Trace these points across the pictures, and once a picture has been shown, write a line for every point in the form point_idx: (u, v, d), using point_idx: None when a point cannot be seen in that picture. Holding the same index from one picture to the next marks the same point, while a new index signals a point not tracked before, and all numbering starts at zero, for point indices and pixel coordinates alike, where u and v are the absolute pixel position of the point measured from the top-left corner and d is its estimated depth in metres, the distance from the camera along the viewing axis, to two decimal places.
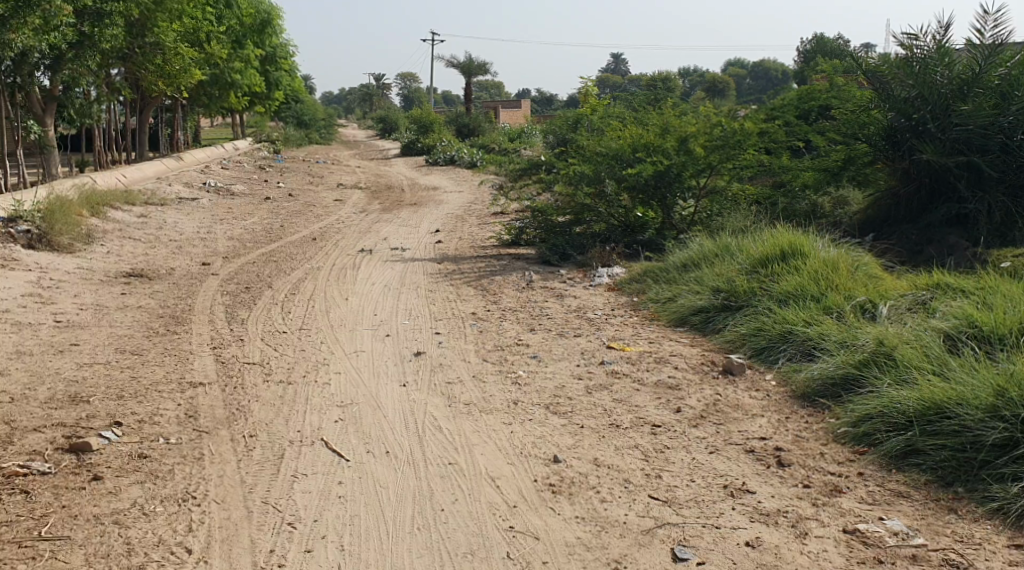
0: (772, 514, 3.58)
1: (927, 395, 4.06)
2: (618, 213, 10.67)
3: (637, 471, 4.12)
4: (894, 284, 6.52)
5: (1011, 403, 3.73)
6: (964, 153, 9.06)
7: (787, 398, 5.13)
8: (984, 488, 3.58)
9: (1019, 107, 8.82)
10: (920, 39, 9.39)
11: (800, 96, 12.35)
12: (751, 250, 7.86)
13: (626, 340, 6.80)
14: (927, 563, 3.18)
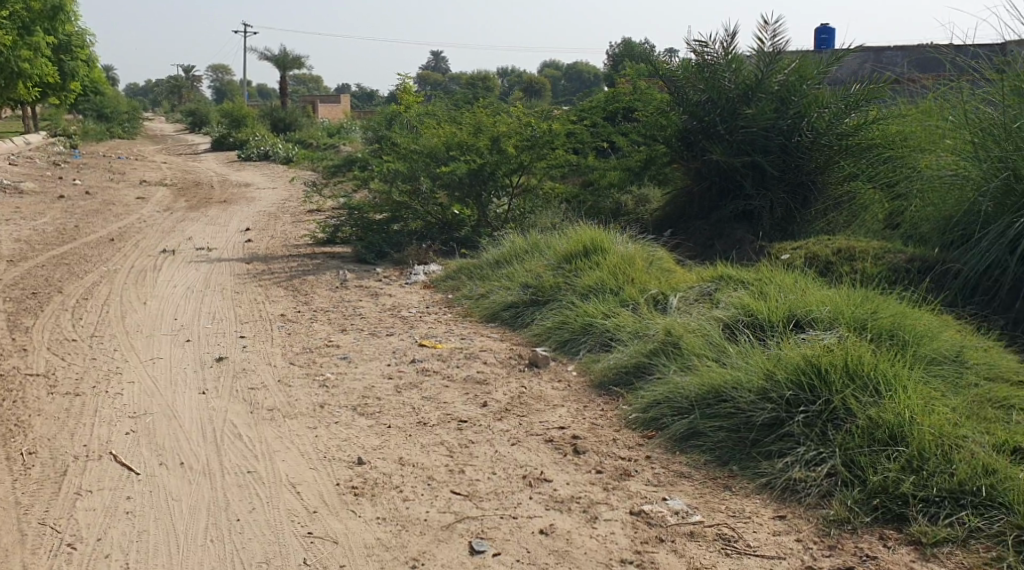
0: (566, 501, 3.73)
1: (707, 379, 4.40)
2: (435, 212, 10.63)
3: (441, 467, 4.15)
4: (685, 277, 6.94)
5: (778, 385, 4.09)
6: (749, 154, 9.67)
7: (585, 388, 5.35)
8: (755, 464, 3.89)
9: (795, 112, 9.49)
10: (710, 46, 10.00)
11: (605, 98, 12.77)
12: (558, 246, 8.10)
13: (437, 337, 6.84)
14: (702, 538, 3.41)
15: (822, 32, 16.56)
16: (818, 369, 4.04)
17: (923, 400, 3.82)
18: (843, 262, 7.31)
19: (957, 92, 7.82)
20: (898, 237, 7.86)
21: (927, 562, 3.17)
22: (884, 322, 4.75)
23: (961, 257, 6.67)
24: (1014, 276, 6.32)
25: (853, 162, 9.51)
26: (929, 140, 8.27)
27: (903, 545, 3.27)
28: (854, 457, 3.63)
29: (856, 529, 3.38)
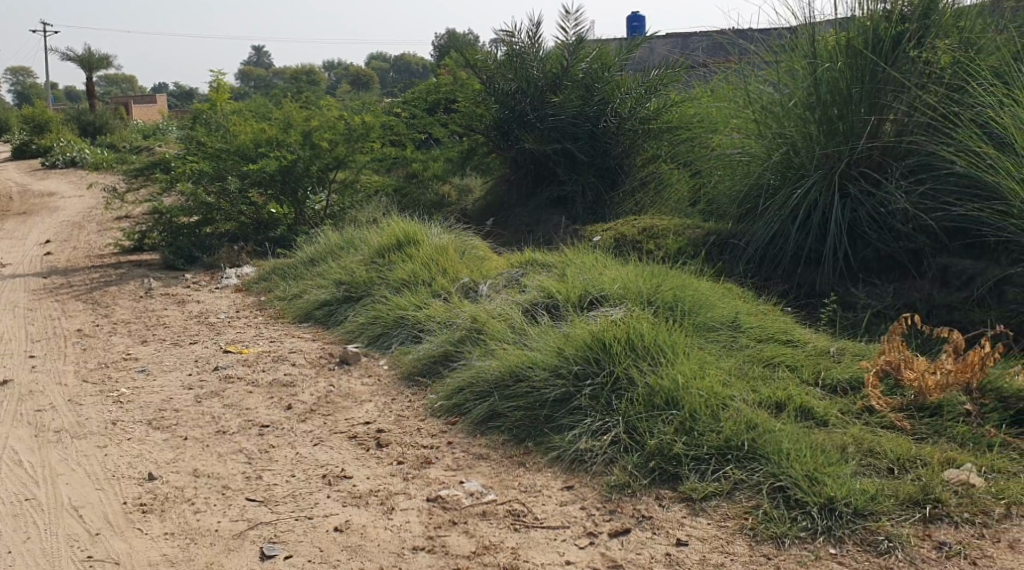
0: (364, 496, 3.75)
1: (504, 361, 4.51)
2: (247, 212, 10.26)
3: (238, 475, 4.05)
4: (496, 264, 7.04)
5: (568, 361, 4.26)
6: (558, 140, 9.91)
7: (394, 380, 5.35)
8: (547, 440, 4.04)
9: (600, 99, 9.80)
10: (517, 36, 10.04)
11: (427, 89, 12.73)
12: (372, 241, 7.99)
13: (245, 342, 6.63)
14: (494, 516, 3.52)
15: (633, 20, 17.13)
16: (604, 343, 4.24)
17: (696, 365, 4.11)
18: (646, 241, 7.65)
19: (740, 74, 8.29)
20: (696, 214, 8.29)
21: (697, 516, 3.39)
22: (666, 294, 5.03)
23: (748, 229, 7.13)
24: (794, 244, 6.77)
25: (656, 144, 9.85)
26: (717, 120, 8.72)
27: (677, 503, 3.49)
28: (635, 424, 3.85)
29: (635, 492, 3.57)
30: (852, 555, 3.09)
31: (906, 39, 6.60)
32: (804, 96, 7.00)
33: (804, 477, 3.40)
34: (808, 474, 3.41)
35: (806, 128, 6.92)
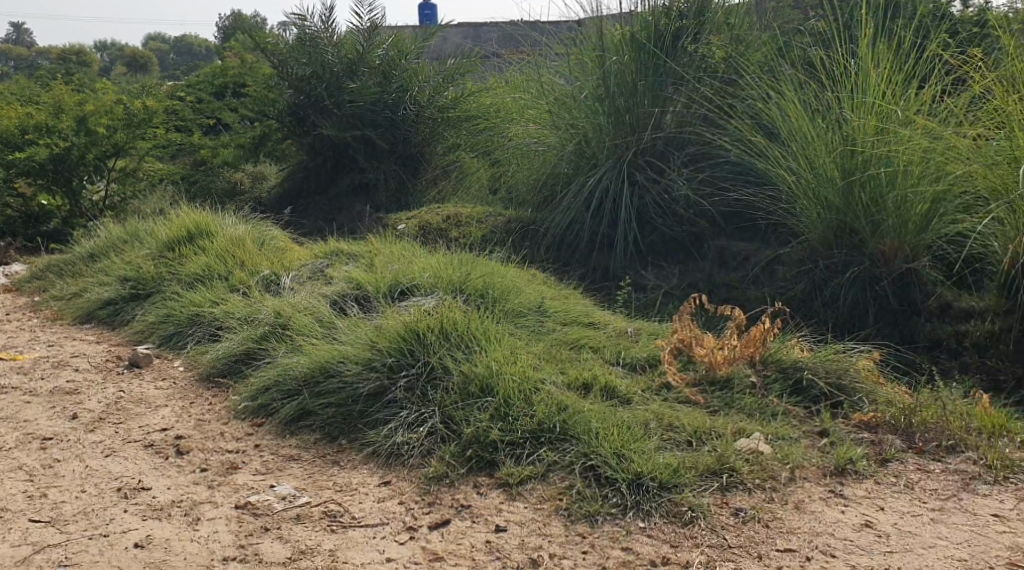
0: (166, 508, 3.53)
1: (313, 357, 4.38)
2: (15, 204, 9.35)
3: (19, 495, 3.69)
4: (297, 255, 6.81)
5: (381, 354, 4.21)
6: (357, 127, 9.71)
7: (193, 381, 5.06)
8: (362, 436, 3.98)
9: (397, 87, 9.71)
10: (309, 20, 9.72)
11: (213, 73, 12.07)
12: (160, 233, 7.49)
13: (17, 348, 6.04)
14: (309, 519, 3.42)
15: (424, 7, 17.08)
16: (417, 334, 4.23)
17: (507, 351, 4.19)
18: (450, 230, 7.69)
19: (534, 65, 8.46)
20: (497, 203, 8.41)
21: (513, 501, 3.44)
22: (475, 282, 5.08)
23: (548, 216, 7.32)
24: (591, 230, 7.03)
25: (455, 132, 9.90)
26: (513, 110, 8.86)
27: (493, 490, 3.53)
28: (450, 414, 3.87)
29: (453, 482, 3.59)
30: (659, 528, 3.25)
31: (684, 35, 7.04)
32: (594, 88, 7.25)
33: (613, 455, 3.53)
34: (616, 452, 3.55)
35: (597, 119, 7.17)
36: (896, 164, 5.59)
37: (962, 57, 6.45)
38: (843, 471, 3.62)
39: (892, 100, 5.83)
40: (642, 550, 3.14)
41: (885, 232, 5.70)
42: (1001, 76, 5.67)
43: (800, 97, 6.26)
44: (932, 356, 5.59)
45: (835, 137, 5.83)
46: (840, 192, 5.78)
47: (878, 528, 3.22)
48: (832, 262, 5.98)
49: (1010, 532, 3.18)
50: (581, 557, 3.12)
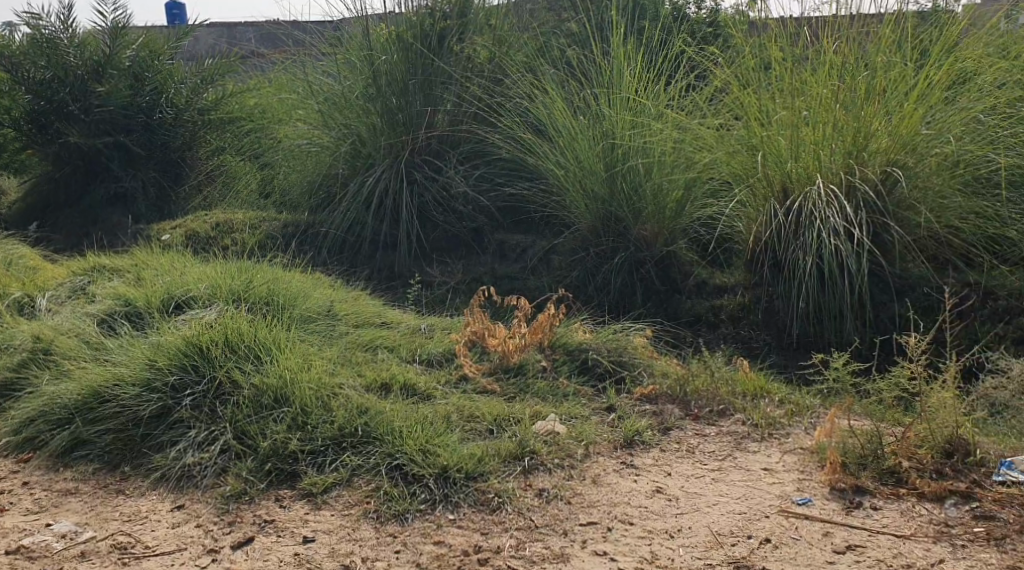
0: None
1: (83, 382, 4.05)
2: None
3: None
4: (53, 274, 6.27)
5: (161, 373, 3.98)
6: (109, 133, 9.03)
7: None
8: (148, 461, 3.75)
9: (152, 89, 9.14)
10: (45, 19, 8.93)
11: None
12: None
13: None
14: (96, 555, 3.19)
15: (171, 7, 16.19)
16: (200, 348, 4.03)
17: (300, 359, 4.10)
18: (222, 237, 7.37)
19: (298, 65, 8.29)
20: (269, 206, 8.14)
21: (319, 510, 3.38)
22: (259, 290, 4.91)
23: (327, 218, 7.20)
24: (372, 230, 7.00)
25: (218, 136, 9.51)
26: (281, 112, 8.61)
27: (297, 500, 3.45)
28: (243, 428, 3.73)
29: (253, 498, 3.46)
30: (468, 517, 3.31)
31: (450, 35, 7.18)
32: (363, 87, 7.20)
33: (418, 452, 3.56)
34: (421, 448, 3.58)
35: (370, 119, 7.13)
36: (652, 153, 6.05)
37: (702, 55, 7.02)
38: (632, 443, 3.84)
39: (644, 95, 6.29)
40: (453, 541, 3.18)
41: (646, 218, 6.15)
42: (737, 72, 6.25)
43: (563, 94, 6.59)
44: (695, 329, 6.04)
45: (596, 131, 6.21)
46: (604, 182, 6.17)
47: (668, 493, 3.44)
48: (602, 249, 6.38)
49: (779, 482, 3.49)
50: (394, 556, 3.12)
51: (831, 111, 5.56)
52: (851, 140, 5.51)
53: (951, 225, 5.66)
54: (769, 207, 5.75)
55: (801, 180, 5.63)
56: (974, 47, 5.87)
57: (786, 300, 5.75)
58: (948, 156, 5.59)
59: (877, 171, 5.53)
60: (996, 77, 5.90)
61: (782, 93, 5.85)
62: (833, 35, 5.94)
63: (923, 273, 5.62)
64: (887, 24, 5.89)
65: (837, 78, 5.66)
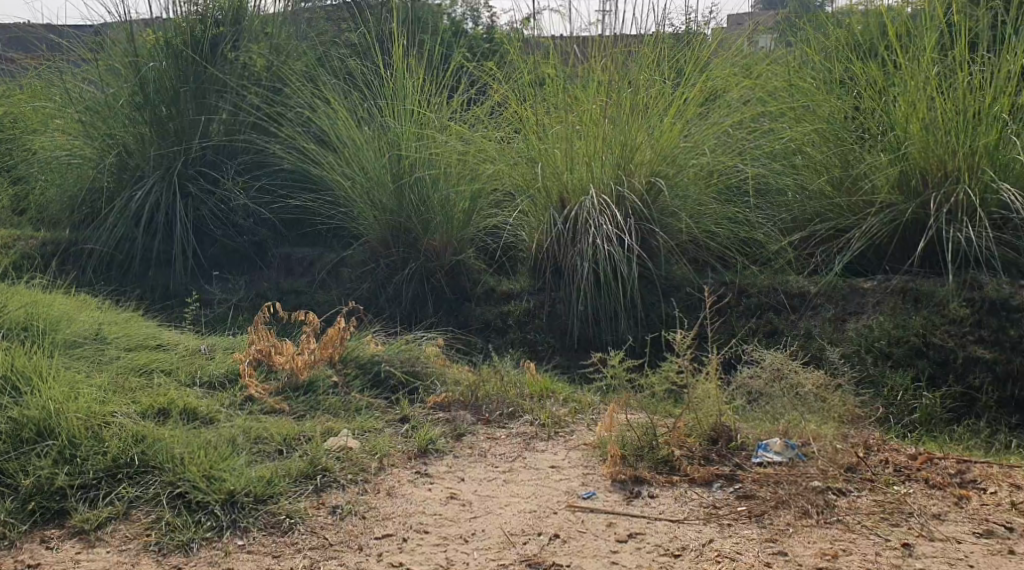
0: None
1: None
2: None
3: None
4: None
5: None
6: None
7: None
8: None
9: None
10: None
11: None
12: None
13: None
14: None
15: None
16: None
17: (65, 389, 3.84)
18: None
19: (54, 70, 7.72)
20: (25, 224, 7.49)
21: (93, 548, 3.17)
22: (16, 315, 4.52)
23: (91, 235, 6.77)
24: (143, 247, 6.69)
25: None
26: (35, 120, 7.86)
27: (67, 540, 3.23)
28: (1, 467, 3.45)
29: (13, 542, 3.21)
30: (259, 541, 3.21)
31: (223, 43, 7.05)
32: (130, 95, 6.85)
33: (202, 478, 3.42)
34: (206, 474, 3.44)
35: (137, 129, 6.81)
36: (438, 166, 6.35)
37: (481, 69, 7.33)
38: (425, 452, 3.84)
39: (428, 108, 6.61)
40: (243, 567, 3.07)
41: (434, 229, 6.34)
42: (514, 88, 6.73)
43: (346, 105, 6.63)
44: (484, 336, 6.20)
45: (383, 143, 6.37)
46: (392, 195, 6.33)
47: (462, 498, 3.47)
48: (392, 260, 6.51)
49: (565, 478, 3.56)
50: None
51: (598, 127, 6.03)
52: (618, 150, 6.00)
53: (709, 230, 6.21)
54: (548, 216, 6.11)
55: (576, 191, 6.04)
56: (721, 69, 6.55)
57: (569, 303, 6.03)
58: (704, 167, 6.20)
59: (643, 181, 6.02)
60: (744, 93, 6.52)
61: (555, 109, 6.31)
62: (597, 55, 6.50)
63: (686, 275, 6.01)
64: (647, 43, 6.53)
65: (604, 94, 6.18)
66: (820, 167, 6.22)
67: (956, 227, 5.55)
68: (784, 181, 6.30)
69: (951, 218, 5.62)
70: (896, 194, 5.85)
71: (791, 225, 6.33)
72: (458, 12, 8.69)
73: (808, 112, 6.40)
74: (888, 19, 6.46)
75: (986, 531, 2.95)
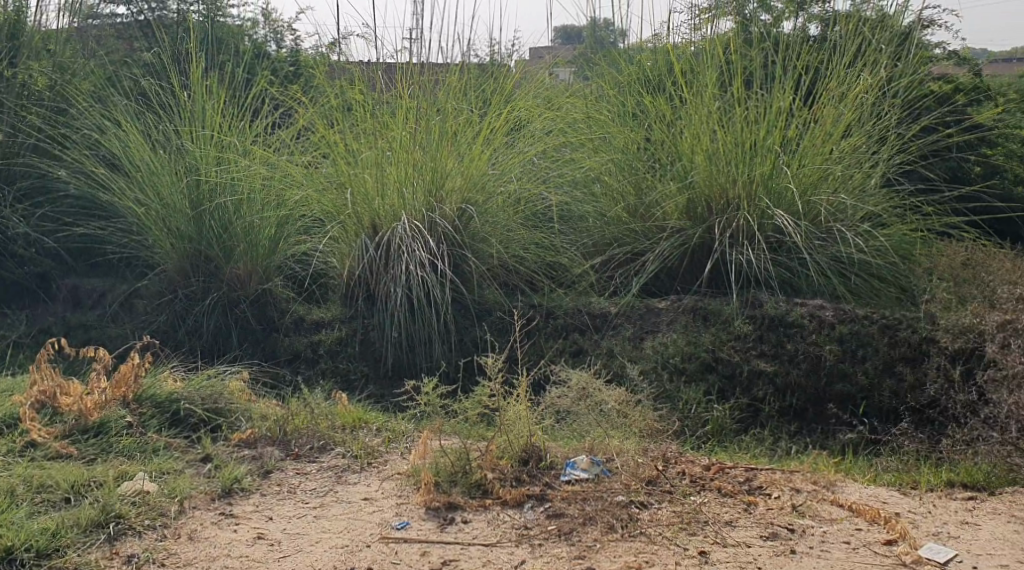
0: None
1: None
2: None
3: None
4: None
5: None
6: None
7: None
8: None
9: None
10: None
11: None
12: None
13: None
14: None
15: None
16: None
17: None
18: None
19: None
20: None
21: None
22: None
23: None
24: None
25: None
26: None
27: None
28: None
29: None
30: None
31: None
32: None
33: None
34: None
35: None
36: (240, 191, 6.20)
37: (285, 93, 7.25)
38: (230, 492, 3.69)
39: (230, 132, 6.43)
40: None
41: (237, 257, 6.22)
42: (320, 112, 6.68)
43: (139, 128, 6.38)
44: (293, 367, 6.09)
45: (179, 166, 6.21)
46: (190, 221, 6.19)
47: (270, 537, 3.34)
48: (191, 291, 6.33)
49: (378, 510, 3.50)
50: None
51: (408, 152, 6.08)
52: (429, 174, 6.05)
53: (517, 255, 6.38)
54: (359, 243, 6.11)
55: (387, 216, 6.06)
56: (525, 100, 6.80)
57: (381, 329, 5.99)
58: (511, 195, 6.38)
59: (453, 208, 6.11)
60: (547, 123, 6.83)
61: (363, 134, 6.31)
62: (403, 81, 6.56)
63: (495, 299, 6.14)
64: (453, 73, 6.68)
65: (413, 120, 6.24)
66: (617, 195, 6.53)
67: (738, 250, 6.04)
68: (584, 208, 6.61)
69: (734, 242, 6.10)
70: (685, 219, 6.26)
71: (593, 249, 6.61)
72: (261, 34, 8.57)
73: (605, 142, 6.71)
74: (675, 56, 6.91)
75: (771, 534, 3.16)
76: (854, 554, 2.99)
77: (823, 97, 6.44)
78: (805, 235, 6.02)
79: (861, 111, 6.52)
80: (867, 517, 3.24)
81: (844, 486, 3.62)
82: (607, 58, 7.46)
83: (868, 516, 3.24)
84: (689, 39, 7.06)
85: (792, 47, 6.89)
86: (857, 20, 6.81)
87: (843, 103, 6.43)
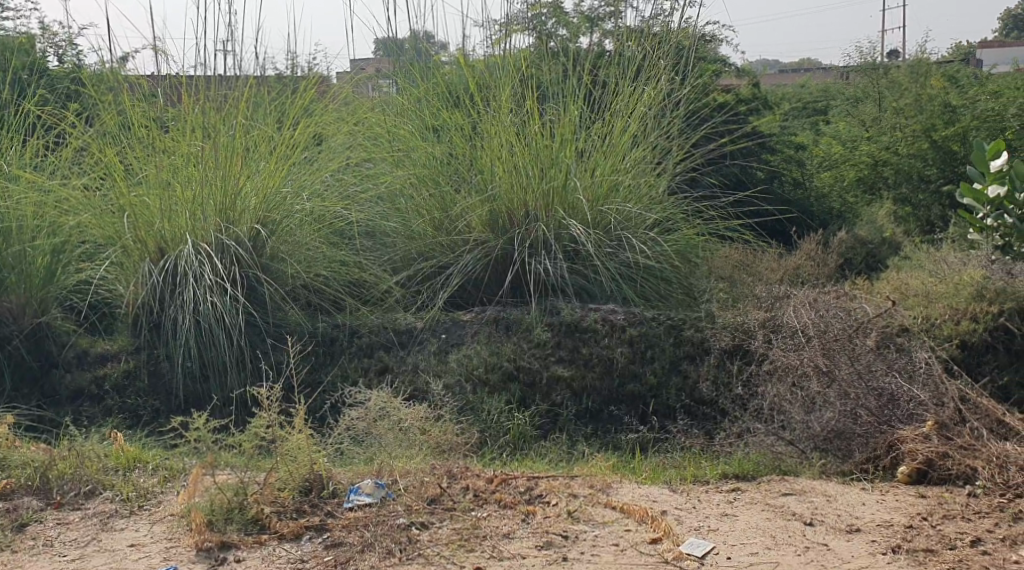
0: None
1: None
2: None
3: None
4: None
5: None
6: None
7: None
8: None
9: None
10: None
11: None
12: None
13: None
14: None
15: None
16: None
17: None
18: None
19: None
20: None
21: None
22: None
23: None
24: None
25: None
26: None
27: None
28: None
29: None
30: None
31: None
32: None
33: None
34: None
35: None
36: (9, 219, 5.81)
37: (59, 113, 6.80)
38: None
39: None
40: None
41: (8, 288, 5.83)
42: (99, 131, 6.29)
43: None
44: (75, 406, 5.72)
45: None
46: None
47: None
48: None
49: (144, 556, 3.31)
50: None
51: (196, 171, 5.83)
52: (221, 193, 5.81)
53: (320, 274, 6.22)
54: (143, 268, 5.75)
55: (175, 239, 5.78)
56: (323, 114, 6.68)
57: (170, 360, 5.69)
58: (312, 212, 6.21)
59: (246, 228, 5.89)
60: (346, 139, 6.74)
61: (148, 154, 6.01)
62: (190, 95, 6.27)
63: (292, 320, 5.96)
64: (244, 88, 6.49)
65: (201, 137, 6.02)
66: (422, 210, 6.46)
67: (536, 262, 6.14)
68: (389, 223, 6.52)
69: (531, 252, 6.22)
70: (487, 231, 6.32)
71: (399, 263, 6.55)
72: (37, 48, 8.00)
73: (407, 155, 6.67)
74: (473, 71, 6.99)
75: (546, 542, 3.23)
76: (621, 556, 3.11)
77: (611, 108, 6.70)
78: (597, 243, 6.19)
79: (646, 124, 6.83)
80: (636, 518, 3.38)
81: (619, 487, 3.76)
82: (409, 71, 7.45)
83: (637, 516, 3.39)
84: (485, 54, 7.16)
85: (584, 61, 7.14)
86: (642, 34, 7.11)
87: (630, 115, 6.70)
